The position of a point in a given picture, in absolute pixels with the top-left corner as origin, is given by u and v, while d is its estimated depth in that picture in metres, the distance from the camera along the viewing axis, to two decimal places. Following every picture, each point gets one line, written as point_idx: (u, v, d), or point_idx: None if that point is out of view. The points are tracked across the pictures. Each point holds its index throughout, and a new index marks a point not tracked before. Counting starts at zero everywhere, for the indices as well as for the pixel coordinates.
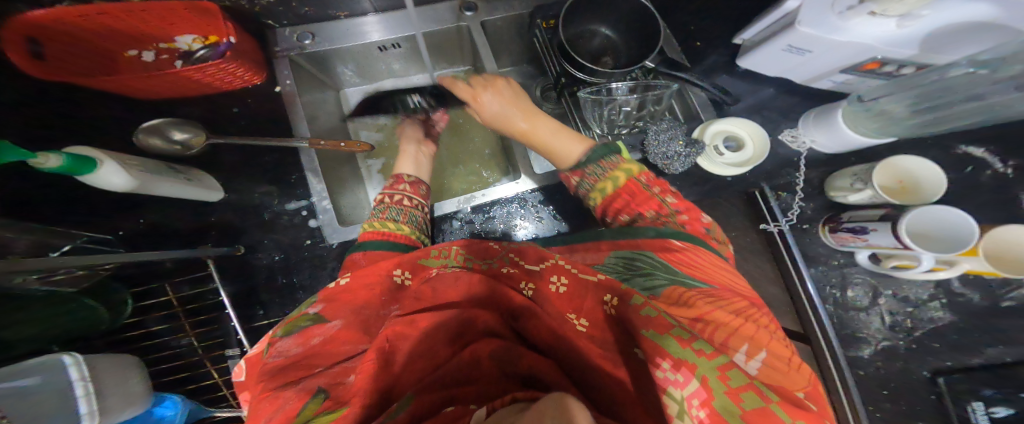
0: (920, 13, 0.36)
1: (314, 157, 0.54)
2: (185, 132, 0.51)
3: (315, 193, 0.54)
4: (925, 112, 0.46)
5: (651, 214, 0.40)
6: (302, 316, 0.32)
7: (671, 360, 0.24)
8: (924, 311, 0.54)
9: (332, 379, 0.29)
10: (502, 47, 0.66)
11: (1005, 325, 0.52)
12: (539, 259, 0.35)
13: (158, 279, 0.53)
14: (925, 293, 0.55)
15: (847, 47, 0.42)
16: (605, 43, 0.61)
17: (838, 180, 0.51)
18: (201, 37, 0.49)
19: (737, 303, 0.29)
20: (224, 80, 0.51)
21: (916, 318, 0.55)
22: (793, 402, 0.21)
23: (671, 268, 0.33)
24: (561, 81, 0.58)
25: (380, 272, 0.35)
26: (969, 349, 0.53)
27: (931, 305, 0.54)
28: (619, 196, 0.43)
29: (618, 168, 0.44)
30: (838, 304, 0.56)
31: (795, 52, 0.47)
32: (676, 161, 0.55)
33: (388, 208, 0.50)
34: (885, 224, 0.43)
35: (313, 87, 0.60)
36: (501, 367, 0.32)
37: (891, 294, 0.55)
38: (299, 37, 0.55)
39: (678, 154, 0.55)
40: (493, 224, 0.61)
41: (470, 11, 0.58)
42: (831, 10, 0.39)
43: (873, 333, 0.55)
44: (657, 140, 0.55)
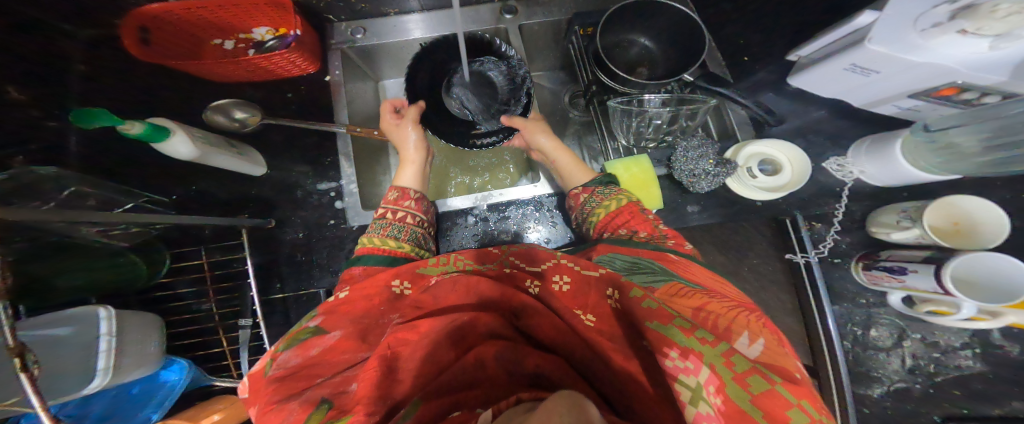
0: (1020, 34, 0.31)
1: (349, 141, 0.55)
2: (246, 110, 0.50)
3: (344, 176, 0.56)
4: (1004, 150, 0.40)
5: (644, 234, 0.44)
6: (302, 329, 0.33)
7: (678, 348, 0.25)
8: (950, 357, 0.53)
9: (333, 388, 0.29)
10: (539, 51, 0.67)
11: None
12: (538, 261, 0.37)
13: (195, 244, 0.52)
14: (958, 340, 0.53)
15: (924, 68, 0.37)
16: (642, 53, 0.61)
17: (884, 215, 0.47)
18: (272, 29, 0.49)
19: (729, 298, 0.31)
20: (286, 68, 0.51)
21: (941, 363, 0.53)
22: (792, 382, 0.22)
23: (668, 271, 0.36)
24: (590, 89, 0.59)
25: (379, 283, 0.37)
26: (993, 400, 0.51)
27: (960, 352, 0.53)
28: (623, 214, 0.48)
29: (621, 193, 0.50)
30: (858, 341, 0.55)
31: (859, 72, 0.42)
32: (702, 179, 0.54)
33: (390, 224, 0.49)
34: (929, 266, 0.41)
35: (359, 77, 0.61)
36: (505, 366, 0.29)
37: (919, 336, 0.54)
38: (352, 31, 0.56)
39: (706, 172, 0.54)
40: (507, 224, 0.61)
41: (510, 14, 0.60)
42: (913, 27, 0.35)
43: (889, 373, 0.55)
44: (685, 156, 0.55)
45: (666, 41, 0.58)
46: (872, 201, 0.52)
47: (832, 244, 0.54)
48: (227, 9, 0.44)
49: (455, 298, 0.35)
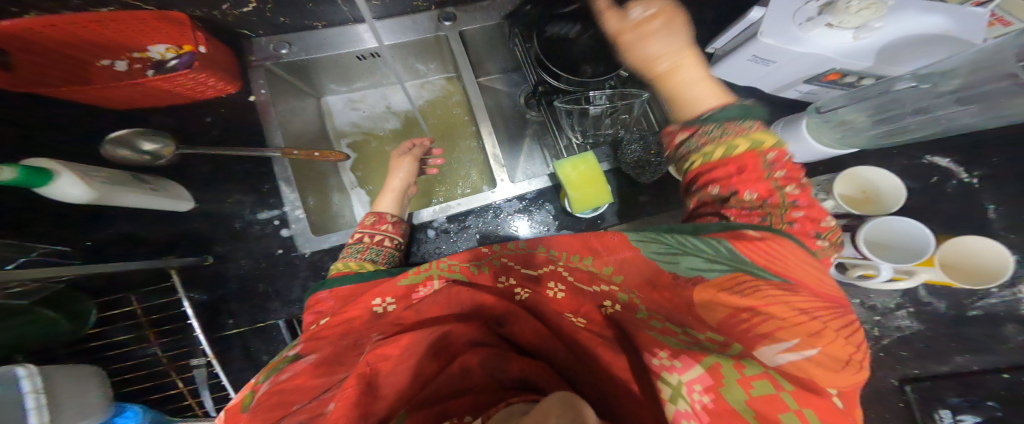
0: (874, 25, 0.38)
1: (287, 165, 0.54)
2: (156, 142, 0.48)
3: (287, 203, 0.54)
4: (884, 122, 0.46)
5: (752, 201, 0.34)
6: (282, 358, 0.31)
7: (668, 350, 0.27)
8: (889, 318, 0.56)
9: (309, 413, 0.25)
10: (483, 57, 0.66)
11: (973, 332, 0.53)
12: (532, 265, 0.35)
13: (121, 290, 0.50)
14: (891, 301, 0.56)
15: (806, 59, 0.42)
16: (579, 49, 0.57)
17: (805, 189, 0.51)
18: (172, 47, 0.46)
19: (818, 303, 0.25)
20: (195, 90, 0.48)
21: (883, 325, 0.56)
22: (807, 389, 0.21)
23: (740, 257, 0.29)
24: (539, 89, 0.60)
25: (361, 306, 0.35)
26: (937, 356, 0.53)
27: (896, 312, 0.56)
28: (728, 166, 0.36)
29: (739, 135, 0.36)
30: None
31: (759, 62, 0.46)
32: (646, 170, 0.57)
33: (368, 248, 0.48)
34: (847, 234, 0.44)
35: (291, 94, 0.59)
36: (492, 374, 0.31)
37: (859, 301, 0.57)
38: (276, 46, 0.54)
39: (649, 163, 0.57)
40: (467, 233, 0.59)
41: (448, 21, 0.58)
42: (792, 22, 0.40)
43: None
44: (628, 150, 0.57)
45: (597, 40, 0.60)
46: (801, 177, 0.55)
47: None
48: (116, 30, 0.42)
49: (446, 310, 0.34)
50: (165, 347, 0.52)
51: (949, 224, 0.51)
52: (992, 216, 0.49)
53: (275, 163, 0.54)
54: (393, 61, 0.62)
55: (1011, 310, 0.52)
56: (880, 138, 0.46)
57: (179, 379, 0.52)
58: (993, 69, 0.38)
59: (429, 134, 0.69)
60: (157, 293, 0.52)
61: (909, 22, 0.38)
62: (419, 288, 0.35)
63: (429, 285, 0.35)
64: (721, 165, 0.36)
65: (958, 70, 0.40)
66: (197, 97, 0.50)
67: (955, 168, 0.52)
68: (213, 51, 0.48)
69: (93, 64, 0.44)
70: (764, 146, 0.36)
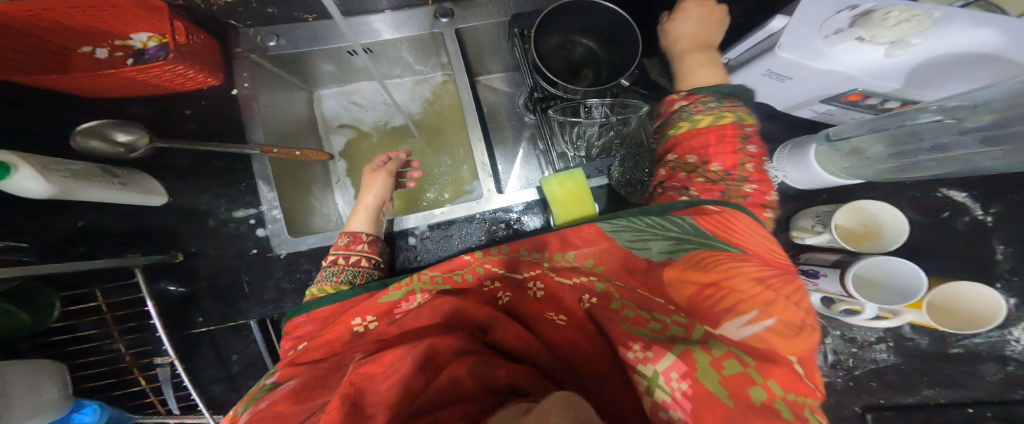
0: (911, 42, 0.31)
1: (266, 163, 0.51)
2: (131, 132, 0.45)
3: (264, 202, 0.52)
4: (901, 156, 0.43)
5: (717, 171, 0.40)
6: (260, 388, 0.29)
7: (641, 342, 0.26)
8: (867, 351, 0.55)
9: None
10: (484, 56, 0.64)
11: (949, 369, 0.53)
12: (517, 268, 0.36)
13: (91, 282, 0.48)
14: (872, 334, 0.55)
15: (831, 74, 0.38)
16: (586, 54, 0.58)
17: (802, 219, 0.49)
18: (154, 36, 0.44)
19: (761, 267, 0.30)
20: (173, 81, 0.45)
21: (858, 356, 0.56)
22: (763, 359, 0.24)
23: (704, 232, 0.34)
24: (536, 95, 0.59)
25: (340, 327, 0.35)
26: (907, 389, 0.54)
27: (875, 345, 0.55)
28: (708, 135, 0.42)
29: (726, 110, 0.43)
30: None
31: (774, 78, 0.44)
32: (637, 188, 0.59)
33: (343, 270, 0.46)
34: (836, 270, 0.44)
35: (276, 86, 0.55)
36: (483, 383, 0.24)
37: (839, 333, 0.56)
38: (263, 38, 0.51)
39: (640, 180, 0.59)
40: (451, 241, 0.58)
41: (445, 17, 0.54)
42: (818, 33, 0.34)
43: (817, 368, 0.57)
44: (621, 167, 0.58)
45: (602, 47, 0.57)
46: (799, 205, 0.53)
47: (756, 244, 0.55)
48: (106, 13, 0.39)
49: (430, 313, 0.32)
50: (131, 344, 0.50)
51: (933, 261, 0.51)
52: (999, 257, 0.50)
53: (255, 160, 0.52)
54: (387, 55, 0.59)
55: (994, 350, 0.52)
56: (890, 173, 0.44)
57: (143, 376, 0.50)
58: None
59: (421, 134, 0.67)
60: (125, 288, 0.50)
61: (952, 38, 0.30)
62: (402, 303, 0.35)
63: (410, 299, 0.35)
64: (706, 138, 0.42)
65: (990, 105, 0.35)
66: (178, 88, 0.47)
67: (973, 205, 0.51)
68: (197, 38, 0.45)
69: (74, 51, 0.42)
70: (744, 121, 0.43)
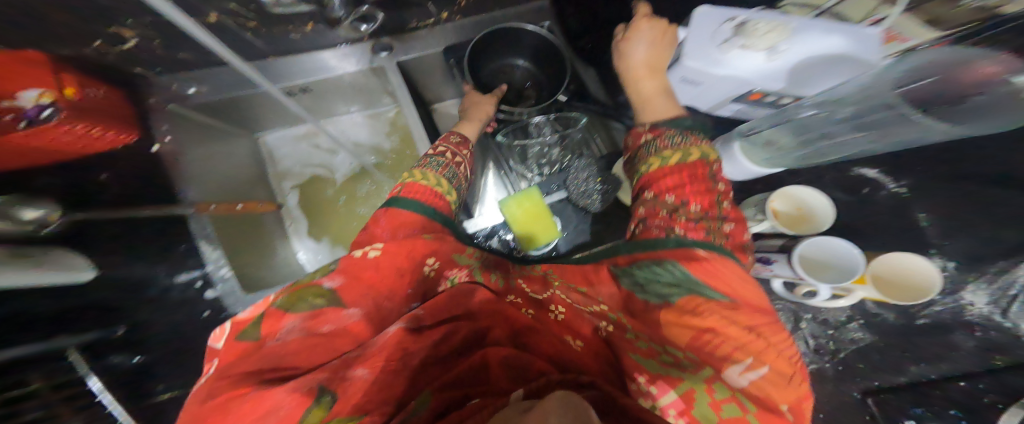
0: (782, 47, 0.36)
1: (206, 223, 0.51)
2: (38, 207, 0.39)
3: (210, 262, 0.50)
4: (806, 145, 0.48)
5: (699, 212, 0.36)
6: (313, 288, 0.29)
7: (647, 376, 0.26)
8: (843, 331, 0.55)
9: (329, 373, 0.24)
10: (433, 81, 0.62)
11: (925, 342, 0.50)
12: (544, 288, 0.37)
13: None
14: (842, 314, 0.55)
15: (730, 80, 0.41)
16: (525, 74, 0.61)
17: (746, 209, 0.50)
18: (48, 91, 0.37)
19: (763, 326, 0.27)
20: (82, 145, 0.41)
21: (837, 338, 0.55)
22: (769, 411, 0.22)
23: (695, 283, 0.30)
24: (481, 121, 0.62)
25: (411, 258, 0.34)
26: (894, 367, 0.51)
27: (849, 325, 0.55)
28: (681, 174, 0.38)
29: (693, 146, 0.40)
30: None
31: (690, 82, 0.46)
32: (594, 199, 0.56)
33: (430, 158, 0.45)
34: (784, 255, 0.44)
35: (205, 136, 0.55)
36: (512, 372, 0.27)
37: (811, 316, 0.56)
38: (180, 87, 0.51)
39: (597, 192, 0.55)
40: None
41: (384, 51, 0.53)
42: (711, 44, 0.39)
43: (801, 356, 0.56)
44: (576, 178, 0.56)
45: (537, 66, 0.61)
46: (740, 196, 0.55)
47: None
48: None
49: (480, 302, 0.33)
50: None
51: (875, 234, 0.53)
52: (924, 225, 0.51)
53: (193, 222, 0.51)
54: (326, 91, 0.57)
55: (958, 317, 0.49)
56: (805, 159, 0.49)
57: None
58: (877, 96, 0.43)
59: (374, 169, 0.70)
60: None
61: (820, 42, 0.36)
62: (452, 271, 0.36)
63: (461, 271, 0.36)
64: (680, 178, 0.38)
65: (847, 99, 0.44)
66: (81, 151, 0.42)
67: (885, 180, 0.54)
68: (97, 92, 0.42)
69: None
70: (709, 158, 0.40)
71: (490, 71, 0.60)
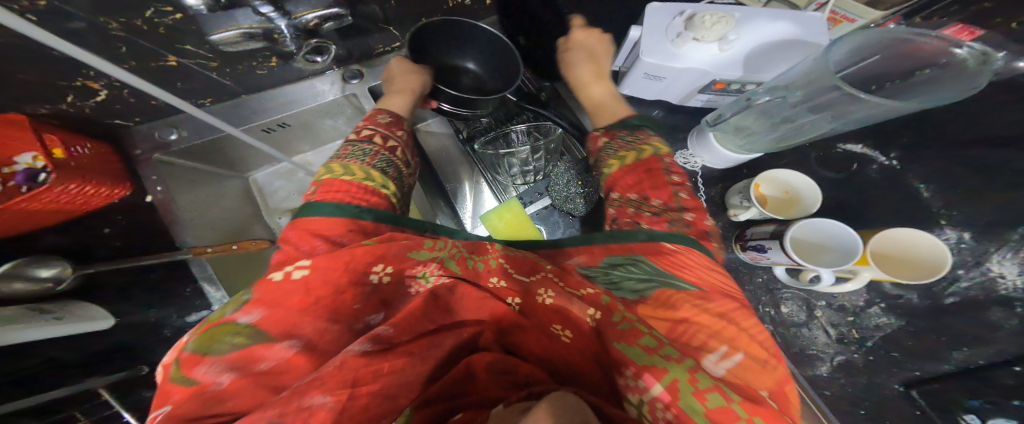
0: (731, 37, 0.38)
1: (207, 266, 0.55)
2: (53, 265, 0.43)
3: (214, 300, 0.55)
4: (777, 127, 0.44)
5: (658, 205, 0.36)
6: (230, 325, 0.25)
7: (634, 367, 0.26)
8: (865, 317, 0.50)
9: (285, 404, 0.21)
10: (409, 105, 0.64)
11: (958, 322, 0.44)
12: (531, 271, 0.34)
13: None
14: (859, 298, 0.51)
15: (690, 73, 0.42)
16: (473, 79, 0.61)
17: (731, 197, 0.49)
18: (40, 154, 0.40)
19: (730, 308, 0.27)
20: (86, 201, 0.43)
21: (860, 326, 0.50)
22: (752, 400, 0.21)
23: (664, 274, 0.30)
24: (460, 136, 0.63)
25: (353, 272, 0.29)
26: (931, 353, 0.46)
27: (870, 310, 0.50)
28: (638, 171, 0.39)
29: (646, 143, 0.42)
30: (777, 322, 0.53)
31: (653, 79, 0.46)
32: (577, 202, 0.56)
33: (352, 146, 0.43)
34: (778, 241, 0.41)
35: (196, 180, 0.58)
36: (498, 379, 0.29)
37: (826, 304, 0.52)
38: (163, 134, 0.52)
39: (578, 195, 0.56)
40: None
41: (355, 79, 0.56)
42: (665, 38, 0.40)
43: (822, 348, 0.51)
44: (558, 184, 0.57)
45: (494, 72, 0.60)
46: (725, 183, 0.53)
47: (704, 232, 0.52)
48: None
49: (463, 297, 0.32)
50: None
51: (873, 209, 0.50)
52: (924, 195, 0.47)
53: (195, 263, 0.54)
54: (305, 124, 0.60)
55: (989, 293, 0.43)
56: (779, 143, 0.45)
57: None
58: (818, 80, 0.37)
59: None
60: None
61: (764, 30, 0.38)
62: (421, 265, 0.32)
63: (429, 267, 0.32)
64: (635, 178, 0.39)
65: (796, 82, 0.39)
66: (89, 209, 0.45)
67: (875, 154, 0.51)
68: (83, 149, 0.44)
69: None
70: (663, 152, 0.41)
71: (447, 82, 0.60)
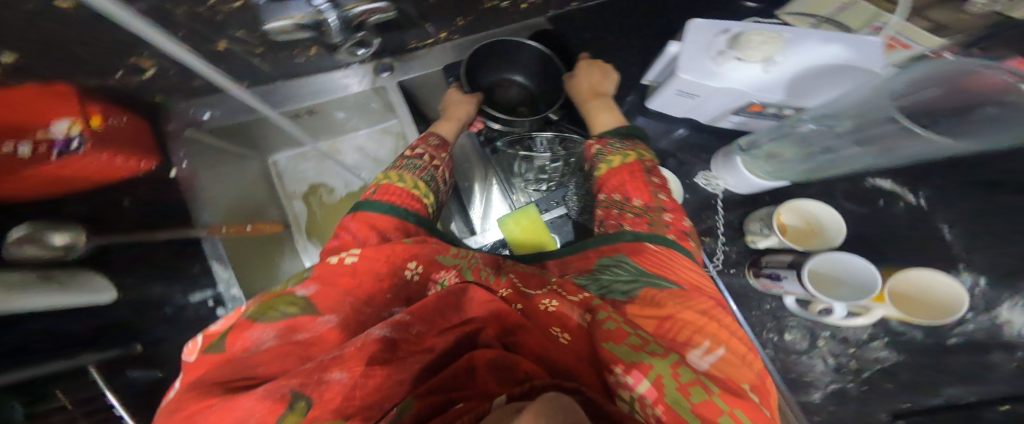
0: (778, 59, 0.38)
1: (218, 244, 0.55)
2: (64, 233, 0.41)
3: (219, 281, 0.54)
4: (812, 154, 0.47)
5: (640, 205, 0.41)
6: (284, 296, 0.28)
7: (623, 364, 0.26)
8: (867, 350, 0.51)
9: (303, 377, 0.22)
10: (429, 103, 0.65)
11: (955, 360, 0.47)
12: (538, 284, 0.37)
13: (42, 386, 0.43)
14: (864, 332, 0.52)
15: (726, 92, 0.43)
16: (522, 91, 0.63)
17: (751, 224, 0.50)
18: (78, 120, 0.40)
19: (708, 303, 0.31)
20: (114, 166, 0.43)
21: (860, 357, 0.51)
22: (732, 394, 0.23)
23: (650, 272, 0.34)
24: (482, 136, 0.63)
25: (391, 263, 0.34)
26: (930, 388, 0.47)
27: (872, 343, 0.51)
28: (622, 173, 0.44)
29: (634, 148, 0.47)
30: (778, 348, 0.54)
31: (686, 97, 0.47)
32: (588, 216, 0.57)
33: (405, 160, 0.47)
34: (794, 271, 0.42)
35: (213, 159, 0.58)
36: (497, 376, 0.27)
37: (830, 334, 0.53)
38: (196, 111, 0.54)
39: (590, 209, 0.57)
40: None
41: (385, 72, 0.57)
42: (706, 56, 0.40)
43: (819, 375, 0.52)
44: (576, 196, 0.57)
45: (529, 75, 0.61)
46: (746, 208, 0.54)
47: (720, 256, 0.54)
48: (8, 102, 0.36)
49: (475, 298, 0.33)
50: None
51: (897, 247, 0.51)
52: (948, 237, 0.49)
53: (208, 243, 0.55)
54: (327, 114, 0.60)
55: (993, 336, 0.46)
56: (806, 172, 0.49)
57: None
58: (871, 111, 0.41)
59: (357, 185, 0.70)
60: None
61: (815, 53, 0.38)
62: (445, 270, 0.37)
63: (451, 271, 0.37)
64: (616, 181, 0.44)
65: (845, 111, 0.42)
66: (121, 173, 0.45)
67: (904, 191, 0.53)
68: (117, 119, 0.44)
69: None
70: (646, 158, 0.46)
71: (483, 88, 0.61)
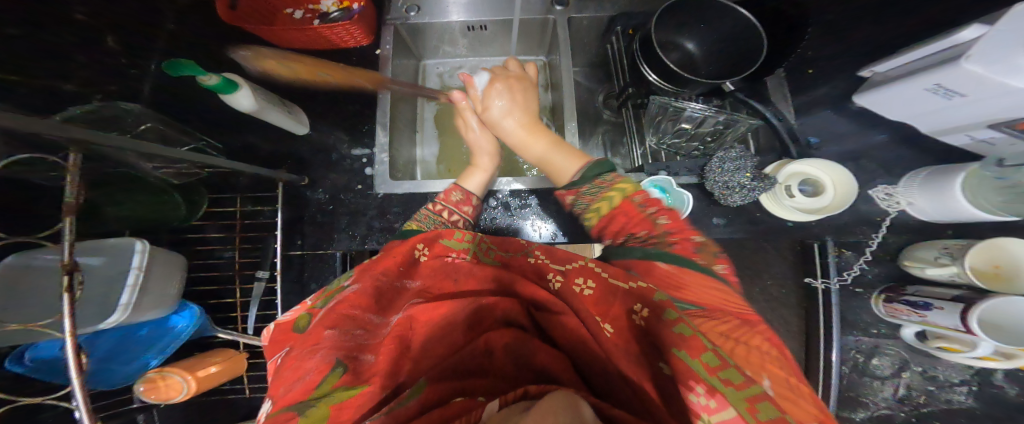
0: None
1: (388, 114, 0.68)
2: (247, 97, 0.52)
3: (378, 146, 0.67)
4: None
5: (642, 235, 0.44)
6: (332, 289, 0.40)
7: (705, 385, 0.24)
8: (944, 390, 0.62)
9: (347, 353, 0.33)
10: (581, 46, 0.76)
11: None
12: (567, 260, 0.42)
13: (233, 190, 0.69)
14: (956, 376, 0.62)
15: (1010, 93, 0.41)
16: (684, 56, 0.65)
17: (925, 250, 0.55)
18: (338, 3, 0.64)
19: (769, 348, 0.31)
20: (343, 38, 0.66)
21: (933, 395, 0.62)
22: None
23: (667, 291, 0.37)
24: (628, 91, 0.65)
25: (403, 247, 0.46)
26: None
27: (956, 387, 0.61)
28: (617, 217, 0.47)
29: (612, 189, 0.49)
30: (858, 368, 0.65)
31: (940, 94, 0.47)
32: (736, 192, 0.59)
33: (601, 188, 0.50)
34: (956, 305, 0.48)
35: (402, 50, 0.75)
36: (516, 360, 0.34)
37: (919, 369, 0.63)
38: (407, 10, 0.70)
39: (742, 185, 0.58)
40: (526, 210, 0.76)
41: (560, 6, 0.69)
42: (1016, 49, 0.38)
43: (878, 400, 0.65)
44: (721, 168, 0.59)
45: (621, 73, 0.71)
46: (912, 235, 0.61)
47: (856, 272, 0.63)
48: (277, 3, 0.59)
49: (460, 286, 0.42)
50: (243, 254, 0.68)
51: None
52: None
53: (382, 66, 0.69)
54: (501, 31, 0.75)
55: None
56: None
57: (242, 286, 0.66)
58: None
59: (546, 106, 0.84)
60: (253, 202, 0.70)
61: None
62: (453, 251, 0.45)
63: (460, 253, 0.45)
64: (637, 273, 0.40)
65: None
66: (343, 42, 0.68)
67: None
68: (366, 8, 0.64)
69: (284, 12, 0.65)
70: (632, 192, 0.48)
71: (599, 59, 0.79)
